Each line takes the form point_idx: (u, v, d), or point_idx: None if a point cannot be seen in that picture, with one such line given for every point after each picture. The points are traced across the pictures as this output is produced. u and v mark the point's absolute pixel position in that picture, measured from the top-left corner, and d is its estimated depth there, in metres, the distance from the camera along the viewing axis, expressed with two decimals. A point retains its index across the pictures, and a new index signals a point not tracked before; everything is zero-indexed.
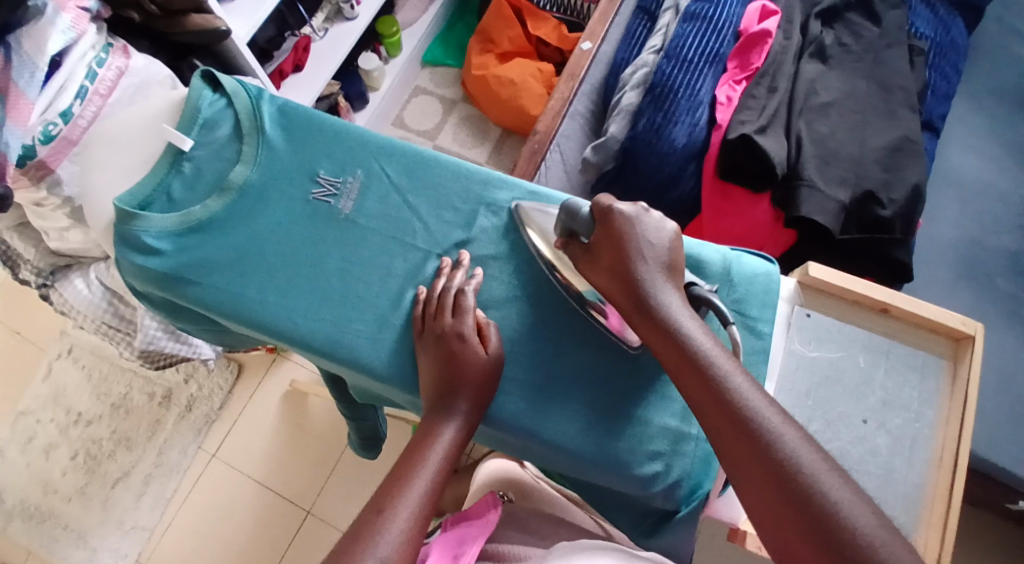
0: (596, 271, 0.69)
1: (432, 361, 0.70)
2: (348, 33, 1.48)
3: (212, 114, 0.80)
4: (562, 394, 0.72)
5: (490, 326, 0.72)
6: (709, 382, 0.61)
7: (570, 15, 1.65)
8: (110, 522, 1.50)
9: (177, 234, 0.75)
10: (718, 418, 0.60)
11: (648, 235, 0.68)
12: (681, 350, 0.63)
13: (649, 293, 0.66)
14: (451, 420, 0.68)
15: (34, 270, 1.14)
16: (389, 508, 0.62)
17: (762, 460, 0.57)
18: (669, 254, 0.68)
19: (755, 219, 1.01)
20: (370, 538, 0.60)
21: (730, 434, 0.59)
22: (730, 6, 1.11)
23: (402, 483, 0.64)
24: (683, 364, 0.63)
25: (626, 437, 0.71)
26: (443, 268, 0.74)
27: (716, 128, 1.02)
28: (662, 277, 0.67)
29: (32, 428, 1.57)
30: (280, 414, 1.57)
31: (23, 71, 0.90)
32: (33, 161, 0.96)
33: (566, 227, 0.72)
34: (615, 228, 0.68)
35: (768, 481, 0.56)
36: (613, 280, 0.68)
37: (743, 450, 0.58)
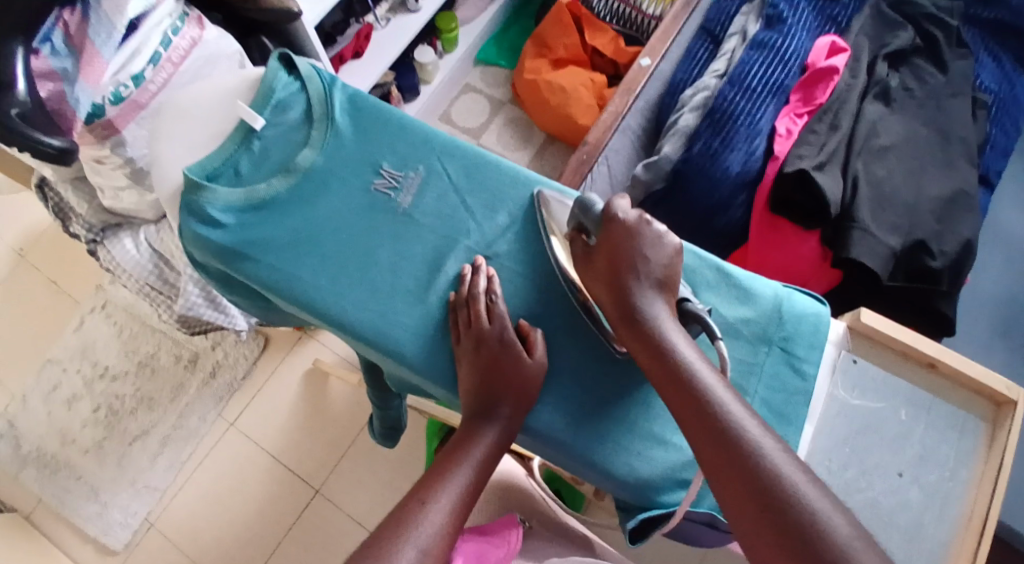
0: (583, 286, 0.71)
1: (471, 367, 0.71)
2: (410, 24, 1.49)
3: (285, 97, 0.81)
4: (555, 390, 0.73)
5: (537, 332, 0.73)
6: (698, 401, 0.62)
7: (628, 29, 1.63)
8: (123, 479, 1.54)
9: (241, 210, 0.77)
10: (703, 437, 0.61)
11: (640, 251, 0.69)
12: (669, 368, 0.65)
13: (637, 309, 0.67)
14: (492, 424, 0.69)
15: (84, 225, 1.18)
16: (430, 500, 0.65)
17: (747, 482, 0.58)
18: (664, 269, 0.69)
19: (802, 255, 1.01)
20: (410, 526, 0.62)
21: (707, 446, 0.61)
22: (797, 40, 1.10)
23: (438, 481, 0.67)
24: (667, 380, 0.64)
25: (616, 444, 0.72)
26: (465, 275, 0.74)
27: (772, 159, 1.02)
28: (653, 293, 0.68)
29: (58, 377, 1.61)
30: (300, 391, 1.59)
31: (101, 31, 0.92)
32: (100, 120, 0.97)
33: (575, 219, 0.74)
34: (615, 234, 0.70)
35: (753, 500, 0.58)
36: (603, 295, 0.69)
37: (725, 464, 0.60)
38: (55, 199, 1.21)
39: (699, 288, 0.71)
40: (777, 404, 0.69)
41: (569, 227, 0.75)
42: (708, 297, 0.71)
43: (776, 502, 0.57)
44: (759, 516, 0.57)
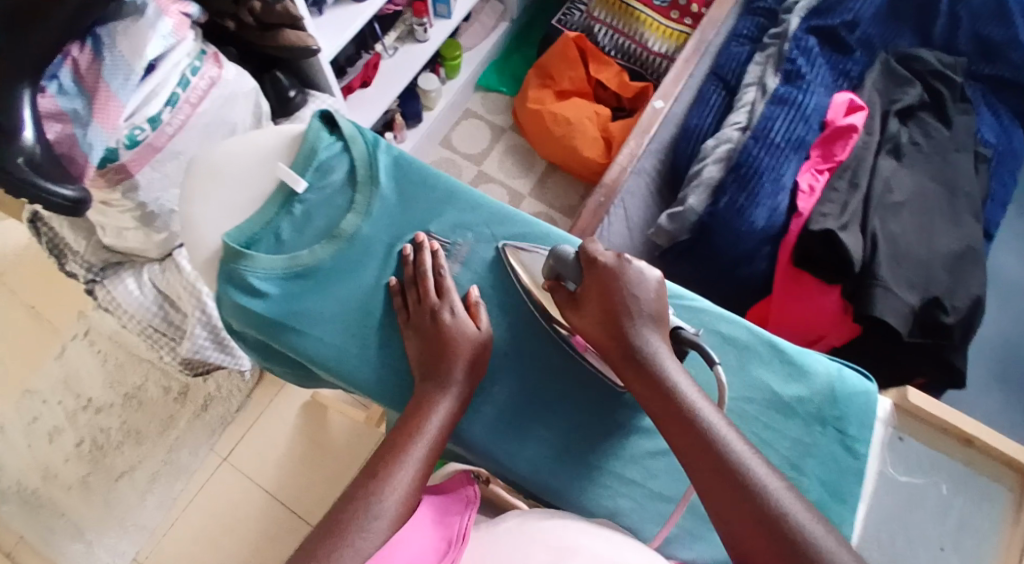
0: (584, 320, 0.71)
1: (418, 340, 0.73)
2: (417, 55, 1.49)
3: (328, 157, 0.81)
4: (540, 423, 0.73)
5: (482, 306, 0.75)
6: (707, 441, 0.64)
7: (633, 64, 1.65)
8: (111, 516, 1.50)
9: (284, 278, 0.75)
10: (713, 477, 0.63)
11: (633, 285, 0.70)
12: (668, 403, 0.67)
13: (633, 344, 0.69)
14: (445, 392, 0.70)
15: (82, 265, 1.12)
16: (381, 482, 0.66)
17: (759, 524, 0.61)
18: (653, 305, 0.70)
19: (825, 309, 1.01)
20: (363, 513, 0.64)
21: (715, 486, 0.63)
22: (816, 96, 1.12)
23: (389, 469, 0.67)
24: (670, 416, 0.66)
25: (594, 472, 0.72)
26: (407, 256, 0.76)
27: (795, 216, 1.03)
28: (649, 325, 0.69)
29: (38, 409, 1.52)
30: (298, 424, 1.59)
31: (116, 73, 0.88)
32: (114, 163, 0.93)
33: (552, 270, 0.73)
34: (600, 279, 0.71)
35: (758, 537, 0.61)
36: (603, 331, 0.70)
37: (732, 502, 0.62)
38: (49, 234, 1.14)
39: (752, 363, 0.73)
40: (828, 484, 0.71)
41: (545, 278, 0.73)
42: (759, 372, 0.73)
43: (787, 543, 0.60)
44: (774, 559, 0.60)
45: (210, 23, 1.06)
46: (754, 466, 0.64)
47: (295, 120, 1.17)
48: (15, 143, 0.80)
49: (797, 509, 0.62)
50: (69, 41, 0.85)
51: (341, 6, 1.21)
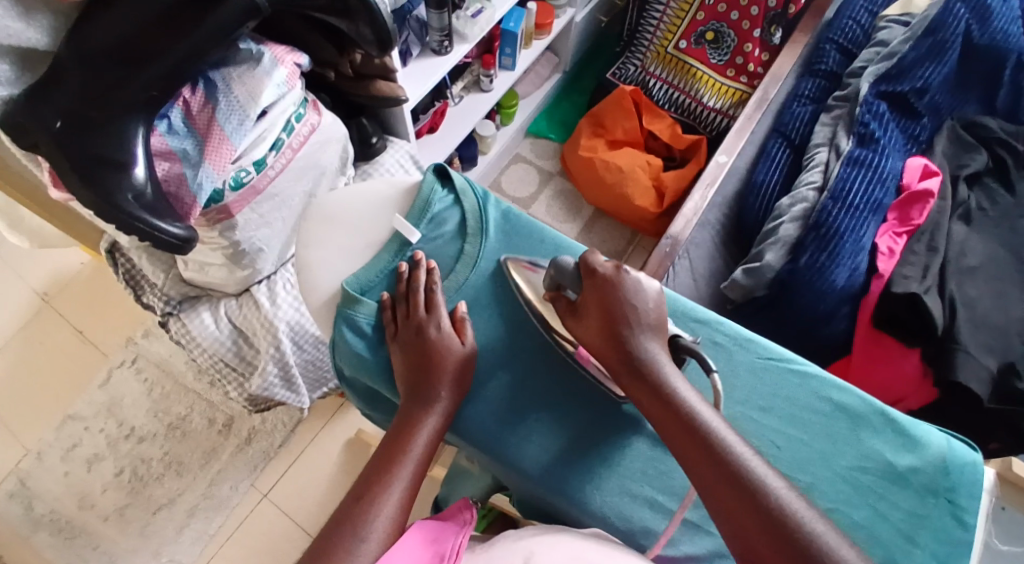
0: (585, 327, 0.73)
1: (403, 354, 0.74)
2: (481, 103, 1.54)
3: (441, 209, 0.82)
4: (537, 420, 0.73)
5: (468, 321, 0.76)
6: (707, 443, 0.66)
7: (687, 117, 1.67)
8: (146, 549, 1.42)
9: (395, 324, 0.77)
10: (712, 479, 0.65)
11: (633, 294, 0.73)
12: (671, 410, 0.68)
13: (634, 353, 0.71)
14: (436, 408, 0.71)
15: (160, 297, 1.11)
16: (374, 501, 0.68)
17: (760, 522, 0.62)
18: (651, 314, 0.73)
19: (906, 372, 1.02)
20: (356, 537, 0.66)
21: (722, 491, 0.64)
22: (891, 160, 1.15)
23: (378, 490, 0.69)
24: (673, 423, 0.68)
25: (591, 477, 0.71)
26: (403, 271, 0.78)
27: (876, 276, 1.05)
28: (645, 334, 0.71)
29: (79, 435, 1.50)
30: (341, 462, 1.51)
31: (231, 117, 0.91)
32: (218, 204, 0.98)
33: (553, 281, 0.75)
34: (602, 287, 0.73)
35: (767, 538, 0.62)
36: (601, 338, 0.72)
37: (739, 504, 0.63)
38: (126, 265, 1.14)
39: (866, 433, 0.74)
40: (942, 555, 0.71)
41: (546, 289, 0.76)
42: (875, 442, 0.74)
43: (787, 538, 0.61)
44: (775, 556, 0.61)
45: (311, 74, 1.13)
46: (757, 466, 0.65)
47: (375, 164, 1.24)
48: (127, 180, 0.82)
49: (799, 504, 0.63)
50: (186, 84, 0.87)
51: (422, 59, 1.29)
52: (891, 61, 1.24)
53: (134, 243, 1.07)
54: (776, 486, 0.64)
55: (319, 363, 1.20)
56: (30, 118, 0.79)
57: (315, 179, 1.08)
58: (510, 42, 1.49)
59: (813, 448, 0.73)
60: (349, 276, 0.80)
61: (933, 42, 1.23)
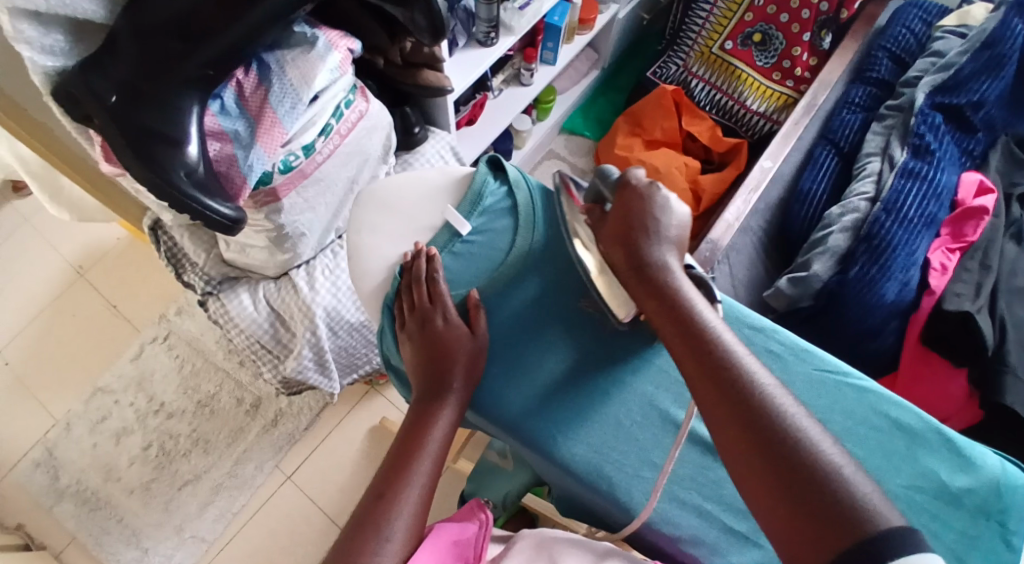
0: (606, 231, 0.76)
1: (417, 346, 0.76)
2: (521, 97, 1.53)
3: (493, 202, 0.82)
4: (539, 355, 0.75)
5: (482, 309, 0.77)
6: (702, 346, 0.67)
7: (728, 120, 1.64)
8: (169, 525, 1.43)
9: None
10: (702, 378, 0.66)
11: (662, 210, 0.75)
12: (673, 310, 0.70)
13: (648, 256, 0.73)
14: (450, 401, 0.73)
15: (201, 276, 1.11)
16: (397, 498, 0.68)
17: (743, 418, 0.62)
18: (675, 234, 0.75)
19: (949, 393, 1.01)
20: (379, 536, 0.65)
21: (711, 390, 0.65)
22: (946, 173, 1.13)
23: (399, 486, 0.69)
24: (674, 324, 0.69)
25: (582, 435, 0.72)
26: (409, 261, 0.79)
27: (928, 293, 1.05)
28: (664, 243, 0.74)
29: (107, 408, 1.51)
30: (364, 449, 1.51)
31: (284, 100, 0.90)
32: (266, 186, 0.97)
33: (595, 193, 0.79)
34: (629, 196, 0.76)
35: (745, 435, 0.62)
36: (619, 242, 0.74)
37: (725, 403, 0.64)
38: (168, 243, 1.13)
39: (921, 451, 0.73)
40: None
41: (585, 202, 0.80)
42: (929, 460, 0.72)
43: (769, 432, 0.61)
44: (754, 448, 0.61)
45: (359, 59, 1.12)
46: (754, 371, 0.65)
47: (416, 153, 1.23)
48: (180, 156, 0.82)
49: (789, 403, 0.63)
50: (239, 65, 0.87)
51: (468, 50, 1.28)
52: (946, 73, 1.23)
53: (179, 221, 1.06)
54: (767, 386, 0.64)
55: (352, 350, 1.21)
56: (84, 89, 0.78)
57: (358, 165, 1.10)
58: (552, 36, 1.46)
59: (868, 465, 0.72)
60: (397, 262, 0.81)
61: (991, 55, 1.21)
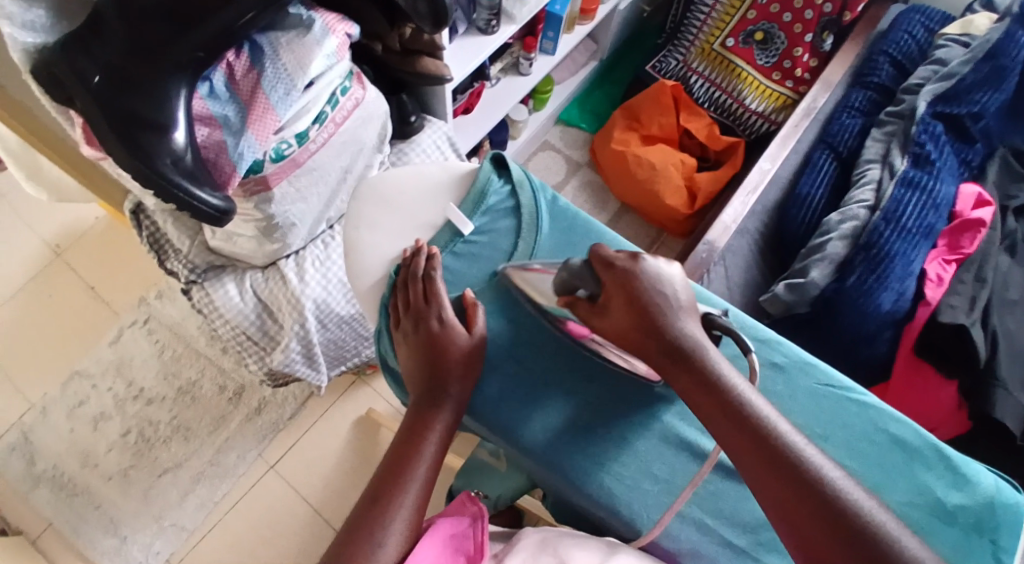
0: (612, 321, 0.68)
1: (412, 347, 0.74)
2: (518, 88, 1.50)
3: (496, 201, 0.81)
4: (541, 401, 0.72)
5: (479, 308, 0.75)
6: (759, 442, 0.62)
7: (726, 118, 1.63)
8: (147, 513, 1.40)
9: None
10: (761, 469, 0.62)
11: (661, 282, 0.68)
12: (716, 399, 0.64)
13: (671, 339, 0.66)
14: (446, 405, 0.71)
15: (185, 264, 1.07)
16: (391, 505, 0.67)
17: (815, 508, 0.59)
18: (681, 299, 0.68)
19: (939, 401, 1.01)
20: (372, 545, 0.64)
21: (782, 490, 0.61)
22: (945, 184, 1.13)
23: (393, 493, 0.68)
24: (722, 416, 0.64)
25: (590, 453, 0.70)
26: (407, 257, 0.77)
27: (923, 304, 1.04)
28: (680, 316, 0.67)
29: (86, 392, 1.47)
30: (349, 440, 1.49)
31: (277, 86, 0.86)
32: (257, 175, 0.94)
33: (566, 284, 0.70)
34: (623, 277, 0.68)
35: (833, 535, 0.58)
36: (635, 330, 0.67)
37: (798, 502, 0.60)
38: (150, 228, 1.09)
39: (919, 467, 0.72)
40: None
41: (559, 295, 0.71)
42: (925, 477, 0.71)
43: (853, 527, 0.58)
44: (842, 548, 0.58)
45: (356, 44, 1.09)
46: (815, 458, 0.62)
47: (412, 143, 1.21)
48: (165, 143, 0.77)
49: (858, 493, 0.60)
50: (231, 47, 0.84)
51: (468, 37, 1.25)
52: (949, 81, 1.22)
53: (162, 206, 1.02)
54: (828, 470, 0.61)
55: (340, 343, 1.19)
56: (67, 70, 0.75)
57: (353, 155, 1.07)
58: (554, 25, 1.44)
59: (867, 480, 0.71)
60: (395, 259, 0.80)
61: (993, 66, 1.20)
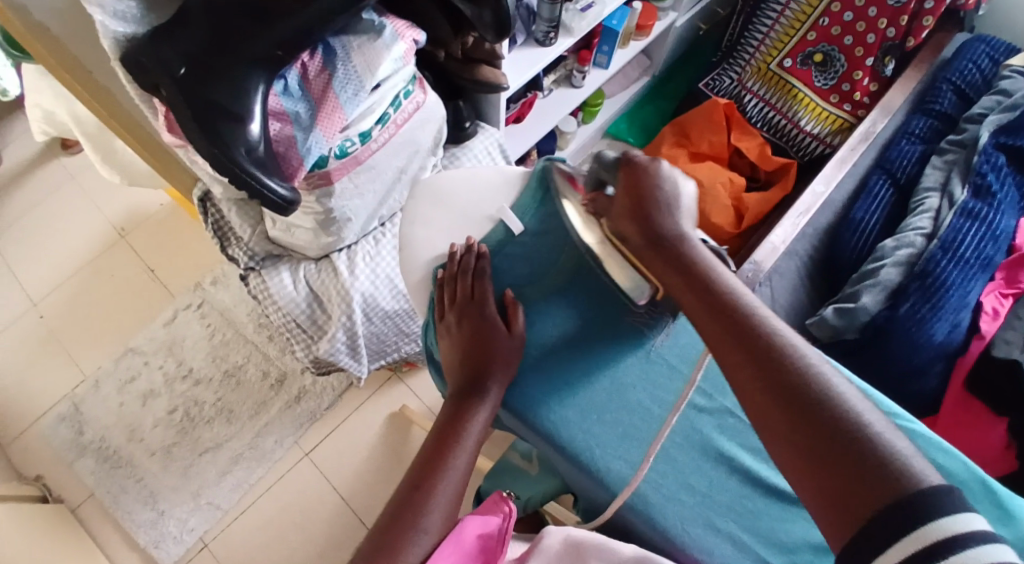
0: (617, 210, 0.71)
1: (458, 342, 0.77)
2: (571, 98, 1.52)
3: (545, 204, 0.78)
4: (545, 312, 0.77)
5: (519, 307, 0.76)
6: (731, 320, 0.62)
7: (779, 139, 1.62)
8: (186, 489, 1.45)
9: None
10: (728, 350, 0.62)
11: (668, 179, 0.70)
12: (695, 283, 0.65)
13: (662, 227, 0.68)
14: (487, 397, 0.73)
15: (245, 251, 1.11)
16: (430, 496, 0.69)
17: (774, 383, 0.58)
18: (685, 202, 0.70)
19: (988, 441, 0.98)
20: (413, 534, 0.67)
21: (745, 363, 0.60)
22: (1005, 217, 1.12)
23: (432, 485, 0.70)
24: (698, 297, 0.65)
25: (631, 462, 0.71)
26: (454, 253, 0.79)
27: (977, 337, 1.04)
28: (677, 213, 0.69)
29: (136, 369, 1.53)
30: (382, 434, 1.52)
31: (347, 87, 0.90)
32: (321, 170, 0.98)
33: (595, 178, 0.74)
34: (633, 170, 0.70)
35: (784, 409, 0.57)
36: (631, 216, 0.69)
37: (759, 375, 0.59)
38: (216, 217, 1.14)
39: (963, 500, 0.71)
40: None
41: (588, 189, 0.75)
42: None
43: (806, 402, 0.57)
44: (790, 419, 0.57)
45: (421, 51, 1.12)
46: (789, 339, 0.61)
47: (464, 148, 1.23)
48: (242, 132, 0.81)
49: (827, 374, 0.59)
50: (306, 48, 0.87)
51: (525, 49, 1.27)
52: (1014, 113, 1.20)
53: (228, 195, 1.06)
54: (801, 349, 0.60)
55: (383, 337, 1.21)
56: (155, 58, 0.79)
57: (408, 155, 1.10)
58: (608, 41, 1.45)
59: None
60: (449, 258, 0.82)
61: None
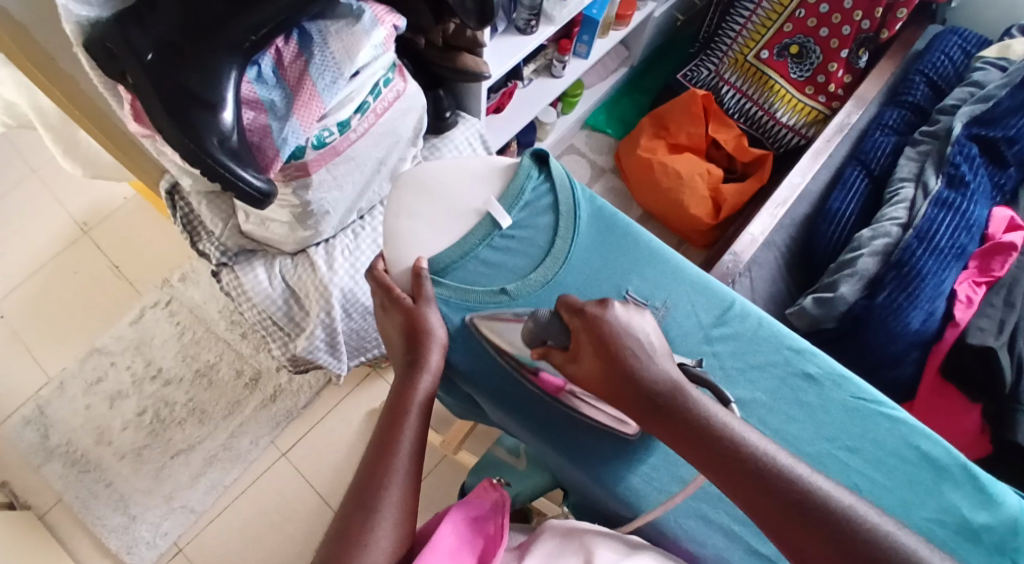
0: (584, 369, 0.68)
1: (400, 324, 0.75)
2: (550, 89, 1.50)
3: (532, 198, 0.82)
4: None
5: (424, 269, 0.76)
6: (745, 468, 0.62)
7: (754, 130, 1.63)
8: (158, 493, 1.41)
9: (473, 307, 0.77)
10: (781, 523, 0.60)
11: (628, 326, 0.67)
12: (698, 431, 0.63)
13: (642, 384, 0.65)
14: (424, 373, 0.72)
15: (216, 245, 1.08)
16: (389, 480, 0.68)
17: (815, 532, 0.59)
18: (653, 342, 0.67)
19: (963, 427, 1.01)
20: (371, 524, 0.65)
21: (777, 515, 0.60)
22: (978, 207, 1.13)
23: (385, 470, 0.68)
24: (706, 448, 0.63)
25: (620, 454, 0.71)
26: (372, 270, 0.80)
27: (952, 324, 1.04)
28: (649, 360, 0.66)
29: (104, 370, 1.48)
30: (361, 431, 1.49)
31: (325, 74, 0.87)
32: (298, 160, 0.95)
33: (538, 337, 0.70)
34: (592, 324, 0.67)
35: (830, 551, 0.58)
36: (602, 375, 0.67)
37: (794, 522, 0.59)
38: (184, 210, 1.10)
39: (946, 485, 0.71)
40: None
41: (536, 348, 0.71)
42: (952, 495, 0.71)
43: (851, 544, 0.58)
44: (841, 562, 0.57)
45: (404, 39, 1.11)
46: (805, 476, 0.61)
47: (445, 139, 1.21)
48: (214, 122, 0.78)
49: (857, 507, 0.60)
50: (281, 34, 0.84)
51: (506, 37, 1.25)
52: (985, 105, 1.23)
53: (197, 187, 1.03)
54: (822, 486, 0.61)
55: (362, 333, 1.19)
56: (120, 45, 0.75)
57: (389, 146, 1.08)
58: (589, 30, 1.44)
59: (894, 495, 0.70)
60: (434, 248, 0.79)
61: None
